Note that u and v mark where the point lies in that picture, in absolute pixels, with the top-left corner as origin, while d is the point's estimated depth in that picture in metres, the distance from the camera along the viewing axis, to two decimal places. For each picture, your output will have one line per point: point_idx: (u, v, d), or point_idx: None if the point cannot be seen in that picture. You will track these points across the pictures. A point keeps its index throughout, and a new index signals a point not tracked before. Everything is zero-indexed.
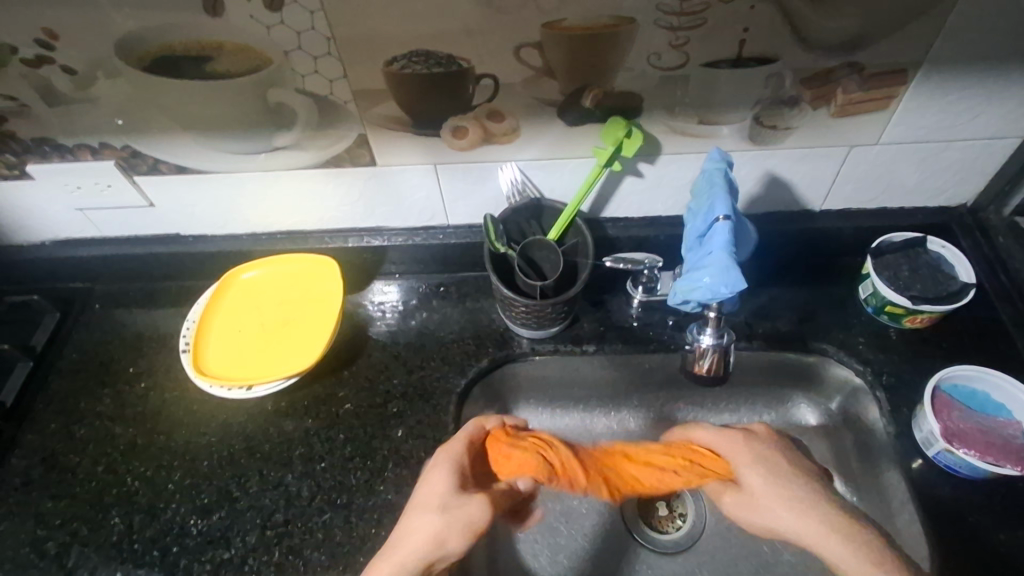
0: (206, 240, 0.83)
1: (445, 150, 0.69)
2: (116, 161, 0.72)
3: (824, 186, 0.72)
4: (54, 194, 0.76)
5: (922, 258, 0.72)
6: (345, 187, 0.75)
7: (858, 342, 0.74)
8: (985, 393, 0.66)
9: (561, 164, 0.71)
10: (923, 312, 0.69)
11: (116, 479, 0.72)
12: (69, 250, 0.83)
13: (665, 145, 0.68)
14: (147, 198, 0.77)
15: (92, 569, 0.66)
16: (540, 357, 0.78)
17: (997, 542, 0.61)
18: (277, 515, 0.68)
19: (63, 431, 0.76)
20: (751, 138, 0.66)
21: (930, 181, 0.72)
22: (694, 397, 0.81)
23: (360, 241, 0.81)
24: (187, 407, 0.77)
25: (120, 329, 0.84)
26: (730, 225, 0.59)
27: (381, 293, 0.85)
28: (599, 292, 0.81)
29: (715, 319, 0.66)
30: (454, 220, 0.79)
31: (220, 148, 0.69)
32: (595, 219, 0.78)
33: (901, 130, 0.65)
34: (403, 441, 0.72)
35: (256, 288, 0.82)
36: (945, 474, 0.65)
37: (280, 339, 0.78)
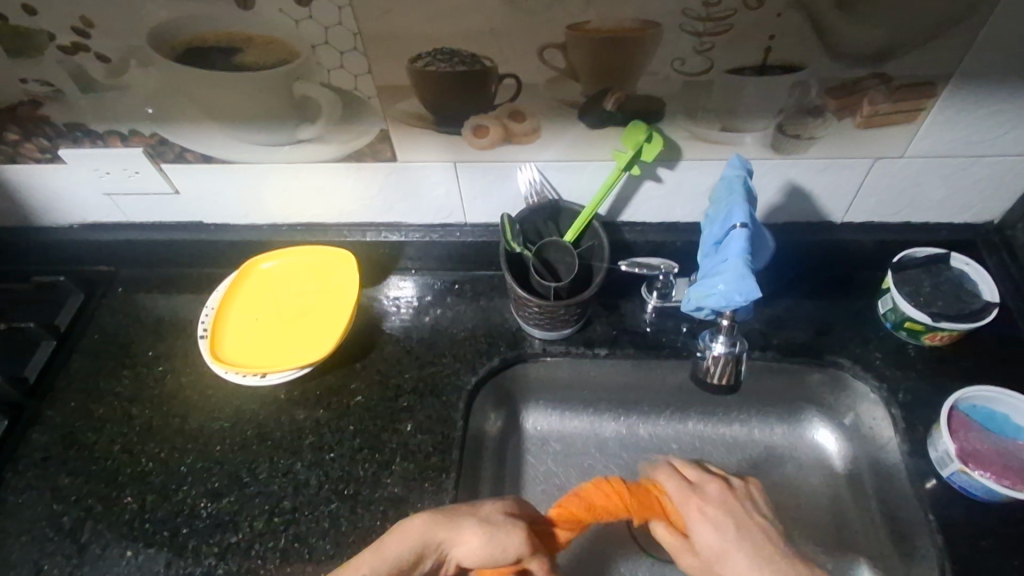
0: (227, 229, 0.85)
1: (465, 148, 0.69)
2: (144, 148, 0.73)
3: (846, 197, 0.71)
4: (84, 178, 0.78)
5: (944, 275, 0.70)
6: (365, 182, 0.75)
7: (875, 358, 0.73)
8: (1004, 415, 0.65)
9: (580, 166, 0.71)
10: (943, 329, 0.68)
11: (130, 459, 0.73)
12: (96, 234, 0.85)
13: (686, 150, 0.67)
14: (172, 185, 0.78)
15: (104, 545, 0.68)
16: (552, 358, 0.78)
17: (1011, 567, 0.60)
18: (285, 502, 0.69)
19: (82, 410, 0.78)
20: (774, 146, 0.66)
21: (956, 197, 0.71)
22: (705, 406, 0.81)
23: (378, 236, 0.82)
24: (202, 393, 0.78)
25: (141, 312, 0.86)
26: (747, 233, 0.59)
27: (396, 288, 0.85)
28: (613, 296, 0.81)
29: (727, 327, 0.66)
30: (471, 219, 0.80)
31: (245, 139, 0.71)
32: (612, 222, 0.78)
33: (929, 143, 0.64)
34: (411, 435, 0.73)
35: (274, 278, 0.83)
36: (960, 495, 0.64)
37: (296, 329, 0.79)
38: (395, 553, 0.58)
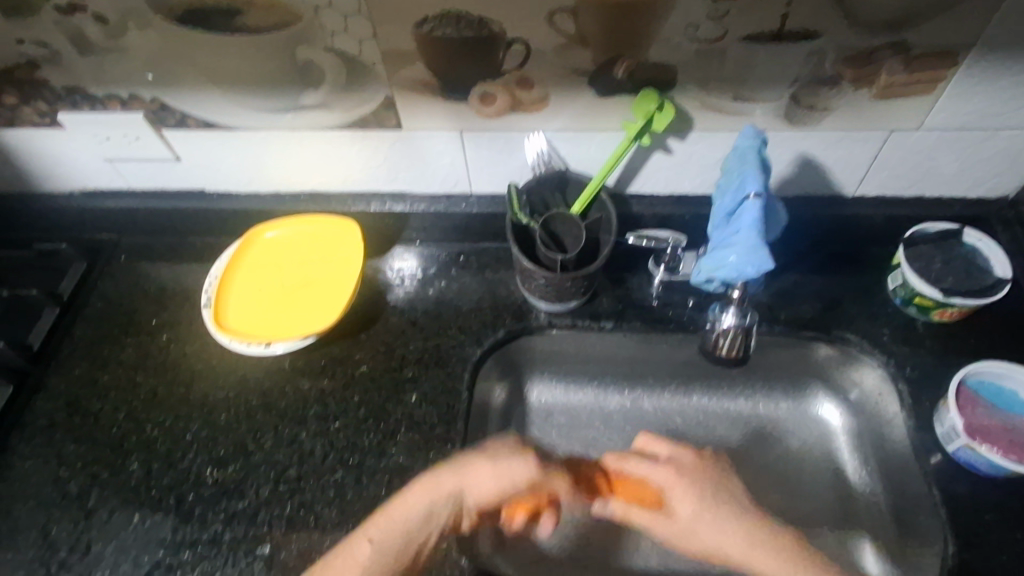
0: (229, 197, 0.83)
1: (472, 116, 0.68)
2: (145, 113, 0.72)
3: (860, 170, 0.70)
4: (84, 143, 0.77)
5: (956, 250, 0.70)
6: (369, 151, 0.74)
7: (882, 334, 0.72)
8: (1012, 391, 0.65)
9: (589, 136, 0.69)
10: (953, 305, 0.67)
11: (135, 426, 0.74)
12: (97, 201, 0.84)
13: (697, 121, 0.66)
14: (173, 152, 0.77)
15: (111, 510, 0.68)
16: (557, 331, 0.77)
17: (1013, 542, 0.60)
18: (290, 471, 0.69)
19: (86, 378, 0.78)
20: (788, 117, 0.64)
21: (971, 171, 0.69)
22: (710, 380, 0.81)
23: (382, 205, 0.80)
24: (206, 362, 0.78)
25: (144, 281, 0.85)
26: (760, 204, 0.58)
27: (401, 259, 0.85)
28: (620, 269, 0.80)
29: (738, 299, 0.66)
30: (477, 189, 0.79)
31: (248, 105, 0.69)
32: (620, 194, 0.76)
33: (946, 115, 0.63)
34: (416, 406, 0.73)
35: (277, 247, 0.82)
36: (964, 471, 0.64)
37: (300, 299, 0.79)
38: (403, 516, 0.59)
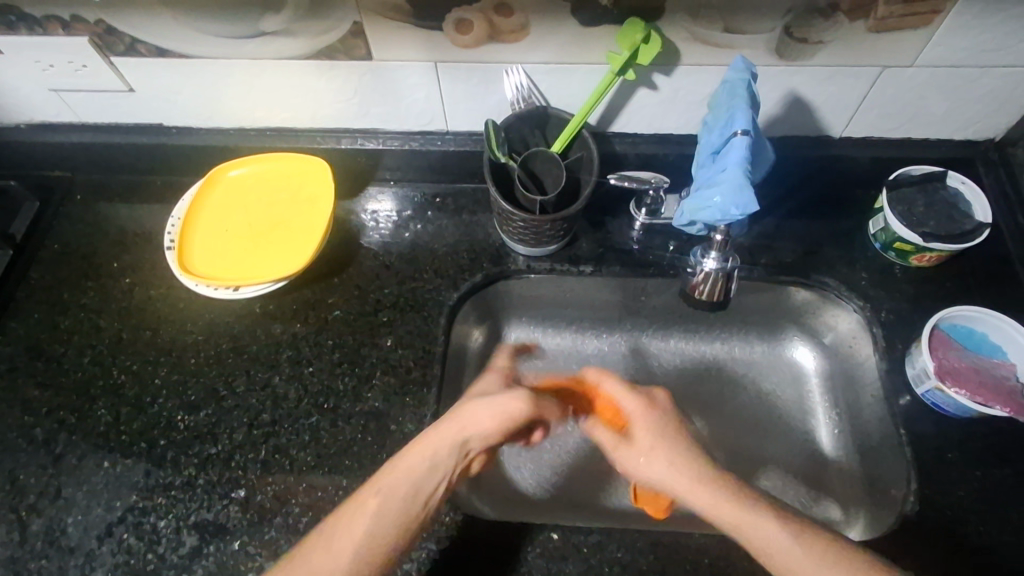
0: (190, 133, 0.79)
1: (447, 46, 0.63)
2: (89, 37, 0.66)
3: (848, 110, 0.68)
4: (25, 71, 0.70)
5: (939, 193, 0.69)
6: (339, 84, 0.70)
7: (860, 278, 0.72)
8: (983, 334, 0.66)
9: (571, 69, 0.66)
10: (932, 249, 0.67)
11: (102, 372, 0.71)
12: (46, 135, 0.79)
13: (684, 55, 0.63)
14: (125, 82, 0.71)
15: (80, 456, 0.67)
16: (536, 275, 0.76)
17: (973, 477, 0.62)
18: (263, 415, 0.68)
19: (46, 322, 0.75)
20: (779, 52, 0.61)
21: (960, 111, 0.67)
22: (688, 325, 0.81)
23: (353, 143, 0.77)
24: (173, 306, 0.75)
25: (104, 222, 0.81)
26: (748, 141, 0.56)
27: (374, 201, 0.81)
28: (601, 212, 0.78)
29: (721, 242, 0.65)
30: (454, 127, 0.75)
31: (203, 29, 0.64)
32: (603, 133, 0.73)
33: (941, 51, 0.60)
34: (392, 350, 0.71)
35: (243, 186, 0.78)
36: (931, 412, 0.65)
37: (269, 241, 0.76)
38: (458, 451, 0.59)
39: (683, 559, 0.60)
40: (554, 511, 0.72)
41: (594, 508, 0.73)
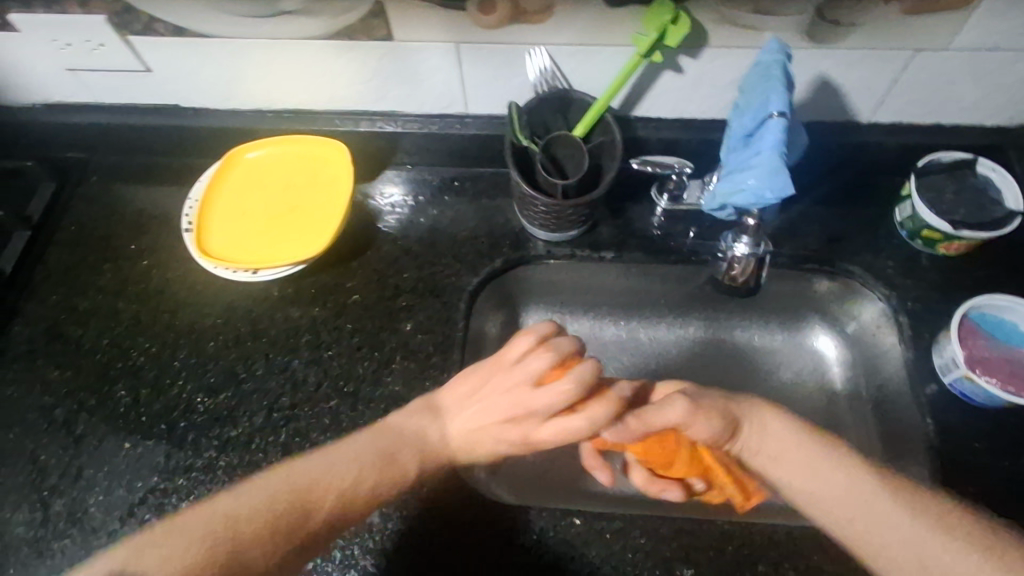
0: (207, 115, 0.78)
1: (470, 27, 0.62)
2: (107, 16, 0.65)
3: (877, 95, 0.66)
4: (41, 50, 0.69)
5: (969, 180, 0.68)
6: (358, 65, 0.69)
7: (886, 267, 0.71)
8: (1012, 324, 0.64)
9: (595, 52, 0.65)
10: (962, 238, 0.66)
11: (121, 353, 0.71)
12: (61, 116, 0.78)
13: (712, 36, 0.61)
14: (142, 62, 0.71)
15: (99, 438, 0.67)
16: (556, 260, 0.75)
17: (1000, 467, 0.62)
18: (283, 399, 0.68)
19: (65, 304, 0.75)
20: (809, 34, 0.60)
21: (993, 96, 0.66)
22: (707, 312, 0.80)
23: (372, 125, 0.76)
24: (191, 289, 0.75)
25: (120, 204, 0.81)
26: (783, 124, 0.55)
27: (392, 185, 0.81)
28: (622, 197, 0.77)
29: (754, 226, 0.64)
30: (474, 110, 0.74)
31: (223, 8, 0.63)
32: (625, 117, 0.72)
33: (976, 34, 0.59)
34: (411, 335, 0.71)
35: (261, 168, 0.77)
36: (958, 403, 0.64)
37: (287, 224, 0.75)
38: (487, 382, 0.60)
39: (705, 546, 0.59)
40: (572, 496, 0.72)
41: (613, 495, 0.72)
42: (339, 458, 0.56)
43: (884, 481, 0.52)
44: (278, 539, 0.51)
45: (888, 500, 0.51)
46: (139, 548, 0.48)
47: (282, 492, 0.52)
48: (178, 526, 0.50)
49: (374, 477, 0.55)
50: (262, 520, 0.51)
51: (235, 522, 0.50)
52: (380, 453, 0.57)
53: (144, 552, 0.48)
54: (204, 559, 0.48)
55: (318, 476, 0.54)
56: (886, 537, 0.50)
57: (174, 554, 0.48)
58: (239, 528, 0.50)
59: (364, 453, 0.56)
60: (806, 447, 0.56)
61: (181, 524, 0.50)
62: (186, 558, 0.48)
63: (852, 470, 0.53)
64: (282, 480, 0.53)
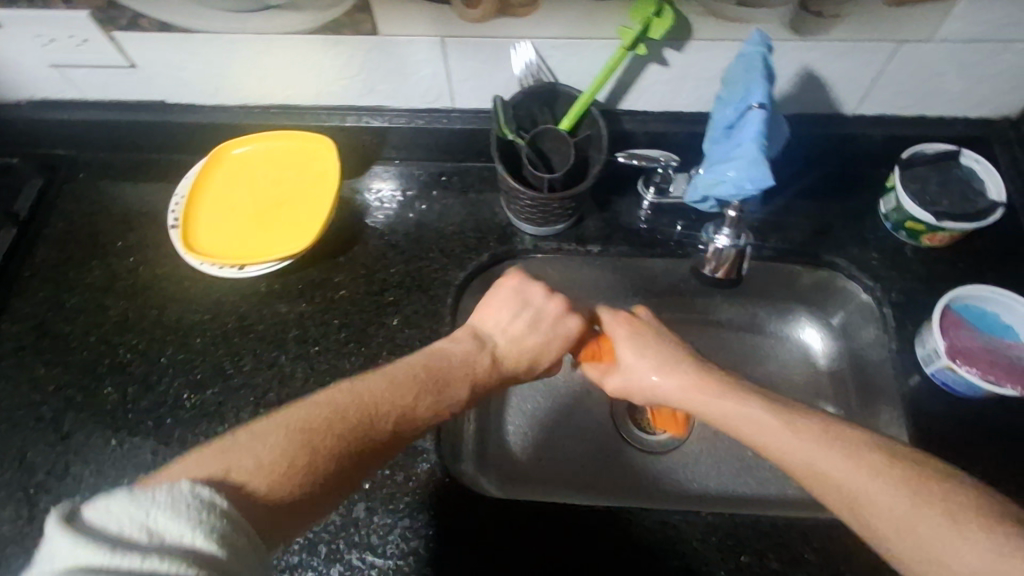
0: (193, 110, 0.77)
1: (455, 21, 0.62)
2: (91, 11, 0.65)
3: (862, 87, 0.67)
4: (26, 45, 0.69)
5: (953, 172, 0.68)
6: (344, 59, 0.68)
7: (871, 259, 0.72)
8: (995, 314, 0.65)
9: (581, 45, 0.64)
10: (946, 229, 0.66)
11: (109, 350, 0.71)
12: (46, 113, 0.77)
13: (696, 30, 0.61)
14: (127, 58, 0.70)
15: (87, 434, 0.67)
16: (543, 254, 0.75)
17: (982, 457, 0.62)
18: (270, 394, 0.68)
19: (52, 301, 0.75)
20: (793, 26, 0.60)
21: (977, 89, 0.66)
22: (694, 305, 0.80)
23: (359, 120, 0.75)
24: (178, 285, 0.75)
25: (107, 201, 0.81)
26: (764, 115, 0.55)
27: (381, 179, 0.81)
28: (608, 191, 0.77)
29: (733, 220, 0.64)
30: (461, 104, 0.74)
31: (207, 3, 0.62)
32: (611, 111, 0.72)
33: (959, 26, 0.59)
34: (399, 329, 0.71)
35: (248, 164, 0.77)
36: (941, 393, 0.65)
37: (274, 219, 0.75)
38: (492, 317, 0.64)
39: (690, 537, 0.60)
40: (560, 489, 0.73)
41: (599, 487, 0.73)
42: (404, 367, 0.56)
43: (864, 442, 0.51)
44: (367, 452, 0.50)
45: (837, 445, 0.51)
46: (224, 447, 0.45)
47: (353, 407, 0.51)
48: (260, 432, 0.47)
49: (431, 401, 0.55)
50: (330, 419, 0.49)
51: (308, 424, 0.48)
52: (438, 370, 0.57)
53: (236, 453, 0.45)
54: (288, 453, 0.46)
55: (375, 391, 0.53)
56: (835, 475, 0.50)
57: (280, 462, 0.45)
58: (309, 423, 0.48)
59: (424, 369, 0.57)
60: (747, 403, 0.57)
61: (274, 430, 0.47)
62: (274, 459, 0.45)
63: (802, 428, 0.54)
64: (355, 391, 0.52)
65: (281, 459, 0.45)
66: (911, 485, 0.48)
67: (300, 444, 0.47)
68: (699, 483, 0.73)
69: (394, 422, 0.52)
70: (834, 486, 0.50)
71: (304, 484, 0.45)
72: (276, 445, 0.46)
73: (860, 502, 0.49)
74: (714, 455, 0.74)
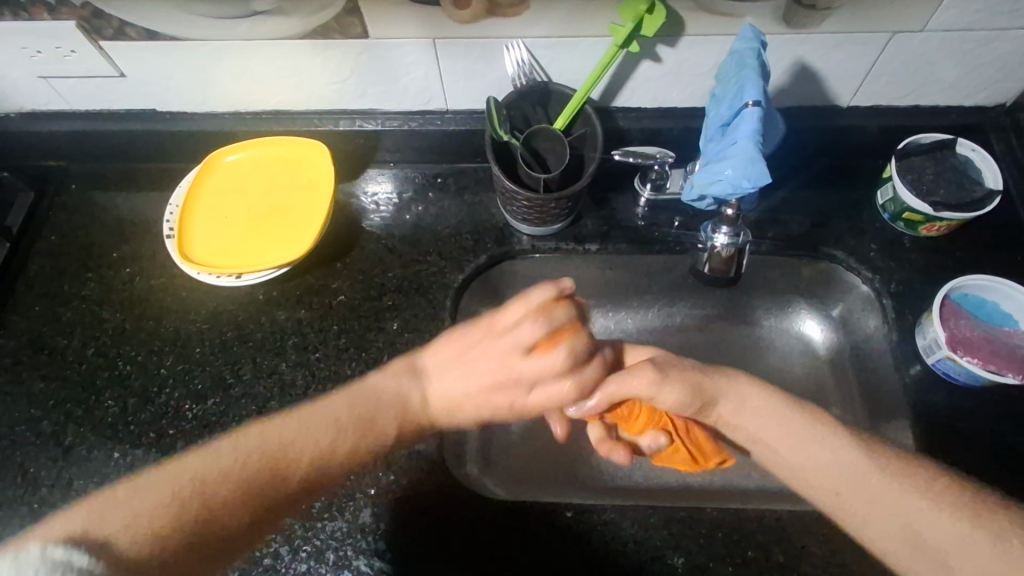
0: (184, 118, 0.77)
1: (446, 22, 0.62)
2: (77, 21, 0.64)
3: (856, 78, 0.66)
4: (11, 58, 0.68)
5: (949, 161, 0.68)
6: (336, 64, 0.68)
7: (869, 250, 0.72)
8: (994, 303, 0.65)
9: (573, 43, 0.64)
10: (942, 219, 0.66)
11: (107, 363, 0.71)
12: (34, 125, 0.77)
13: (689, 25, 0.61)
14: (116, 67, 0.70)
15: (88, 448, 0.67)
16: (541, 255, 0.75)
17: (984, 446, 0.62)
18: (271, 402, 0.68)
19: (48, 315, 0.74)
20: (786, 19, 0.59)
21: (971, 77, 0.66)
22: (694, 301, 0.80)
23: (352, 124, 0.75)
24: (175, 295, 0.74)
25: (100, 212, 0.80)
26: (759, 112, 0.55)
27: (376, 183, 0.80)
28: (605, 189, 0.77)
29: (731, 217, 0.65)
30: (454, 106, 0.73)
31: (194, 10, 0.62)
32: (605, 108, 0.72)
33: (952, 14, 0.58)
34: (399, 334, 0.71)
35: (241, 171, 0.77)
36: (942, 383, 0.65)
37: (270, 228, 0.75)
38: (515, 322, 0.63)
39: (696, 533, 0.60)
40: (565, 487, 0.73)
41: (604, 486, 0.73)
42: (313, 434, 0.55)
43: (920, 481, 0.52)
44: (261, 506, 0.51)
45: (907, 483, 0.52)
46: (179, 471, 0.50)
47: (344, 417, 0.57)
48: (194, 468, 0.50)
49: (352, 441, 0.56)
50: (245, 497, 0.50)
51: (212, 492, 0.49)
52: (455, 399, 0.61)
53: (110, 509, 0.46)
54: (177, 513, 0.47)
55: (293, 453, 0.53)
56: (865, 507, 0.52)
57: (204, 482, 0.49)
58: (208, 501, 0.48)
59: (406, 416, 0.60)
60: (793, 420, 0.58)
61: (217, 453, 0.52)
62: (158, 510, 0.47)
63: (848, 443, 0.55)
64: (349, 406, 0.58)
65: (215, 475, 0.50)
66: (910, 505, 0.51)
67: (197, 490, 0.49)
68: (705, 479, 0.73)
69: (371, 450, 0.57)
70: (864, 508, 0.52)
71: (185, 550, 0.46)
72: (157, 495, 0.48)
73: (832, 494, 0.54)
74: None
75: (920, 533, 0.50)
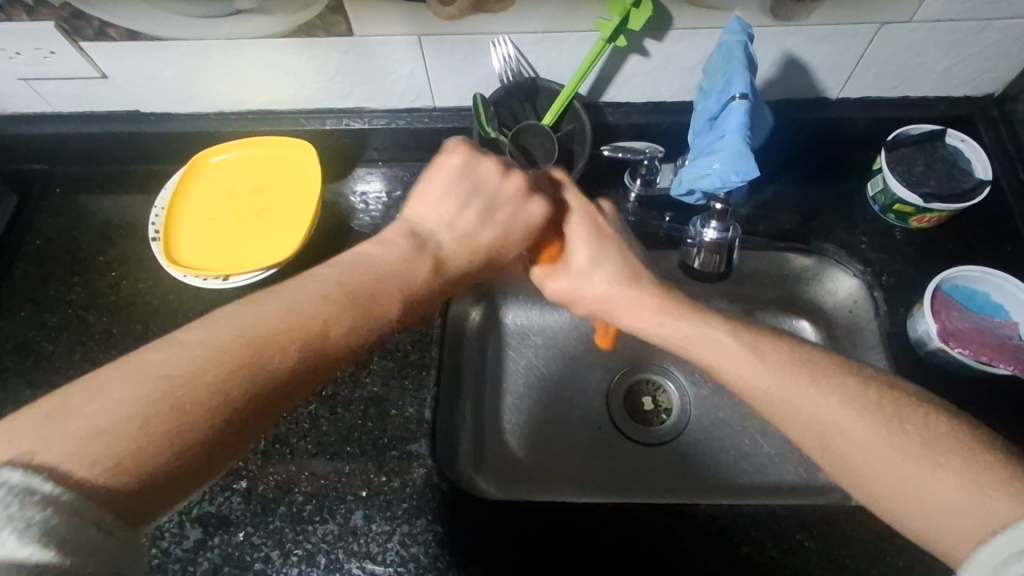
0: (169, 119, 0.76)
1: (431, 19, 0.61)
2: (56, 22, 0.63)
3: (845, 70, 0.66)
4: None
5: (938, 153, 0.68)
6: (321, 61, 0.67)
7: (859, 243, 0.72)
8: (985, 294, 0.65)
9: (560, 38, 0.63)
10: (933, 210, 0.66)
11: (94, 368, 0.70)
12: (16, 128, 0.76)
13: (676, 18, 0.60)
14: (98, 68, 0.69)
15: None
16: None
17: None
18: None
19: (34, 320, 0.73)
20: (774, 12, 0.59)
21: (960, 67, 0.66)
22: None
23: (339, 123, 0.74)
24: (163, 299, 0.74)
25: (86, 215, 0.79)
26: (747, 106, 0.55)
27: (364, 182, 0.80)
28: (595, 185, 0.76)
29: (720, 211, 0.65)
30: (441, 102, 0.73)
31: (175, 10, 0.61)
32: (594, 104, 0.72)
33: (940, 5, 0.58)
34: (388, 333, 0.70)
35: (227, 172, 0.76)
36: (934, 376, 0.65)
37: (258, 228, 0.74)
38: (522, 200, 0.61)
39: (691, 528, 0.60)
40: (558, 485, 0.72)
41: (598, 482, 0.73)
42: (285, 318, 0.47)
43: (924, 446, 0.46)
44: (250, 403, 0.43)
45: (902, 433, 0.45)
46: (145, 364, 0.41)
47: (334, 293, 0.50)
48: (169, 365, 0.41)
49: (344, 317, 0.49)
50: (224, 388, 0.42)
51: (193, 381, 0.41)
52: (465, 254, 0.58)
53: (63, 420, 0.38)
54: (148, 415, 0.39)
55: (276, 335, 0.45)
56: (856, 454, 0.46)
57: (176, 370, 0.41)
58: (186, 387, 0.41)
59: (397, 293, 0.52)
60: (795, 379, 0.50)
61: (189, 342, 0.43)
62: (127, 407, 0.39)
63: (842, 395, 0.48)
64: (343, 276, 0.52)
65: (195, 368, 0.42)
66: (898, 449, 0.44)
67: (173, 380, 0.41)
68: (699, 473, 0.73)
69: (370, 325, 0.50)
70: (853, 455, 0.46)
71: (175, 458, 0.39)
72: (122, 393, 0.39)
73: (829, 432, 0.47)
74: (710, 439, 0.74)
75: (917, 493, 0.43)
